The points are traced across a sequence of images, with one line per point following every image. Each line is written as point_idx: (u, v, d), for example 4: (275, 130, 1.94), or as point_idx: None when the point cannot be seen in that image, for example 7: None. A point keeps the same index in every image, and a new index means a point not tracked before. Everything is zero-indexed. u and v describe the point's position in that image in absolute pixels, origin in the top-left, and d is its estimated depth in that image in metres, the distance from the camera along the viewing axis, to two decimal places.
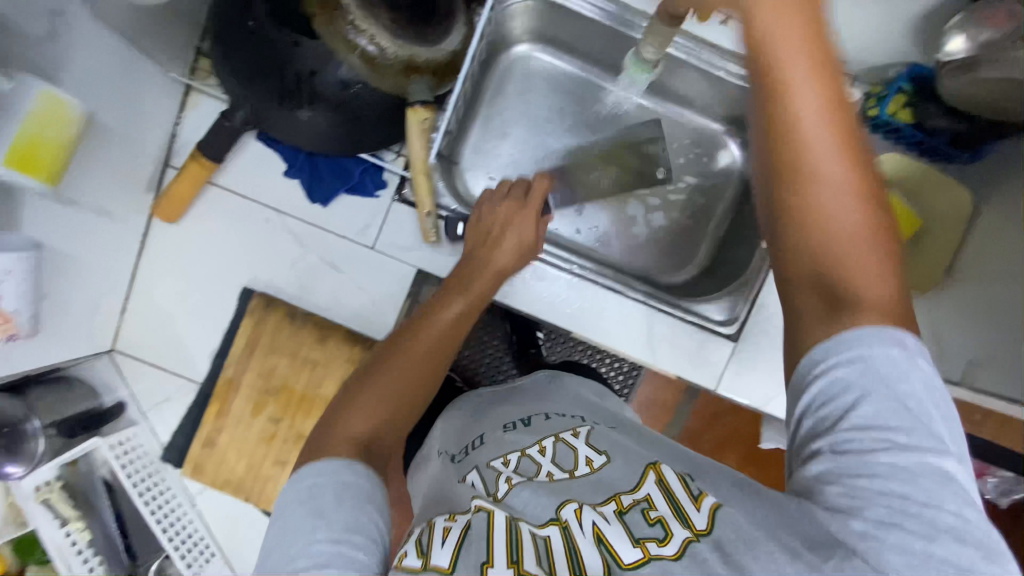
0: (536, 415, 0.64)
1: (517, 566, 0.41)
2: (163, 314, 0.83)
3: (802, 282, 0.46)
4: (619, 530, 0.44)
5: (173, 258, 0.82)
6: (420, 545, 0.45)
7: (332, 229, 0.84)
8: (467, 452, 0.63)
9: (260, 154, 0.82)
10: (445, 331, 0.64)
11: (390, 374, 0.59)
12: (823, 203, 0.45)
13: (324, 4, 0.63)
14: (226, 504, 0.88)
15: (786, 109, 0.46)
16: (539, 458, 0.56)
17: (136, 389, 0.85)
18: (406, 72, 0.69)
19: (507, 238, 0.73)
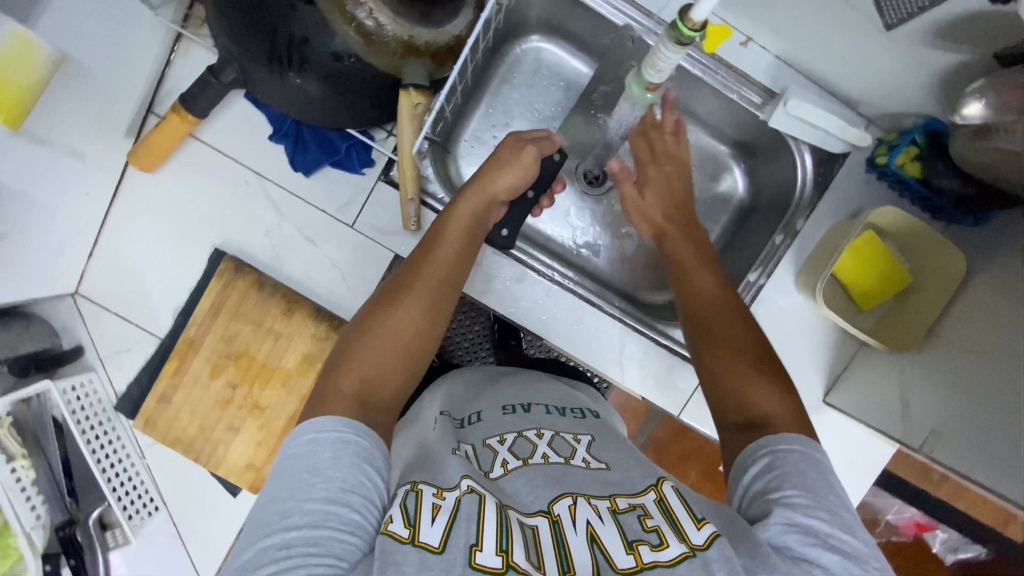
0: (537, 404, 0.70)
1: (505, 555, 0.46)
2: (130, 264, 0.81)
3: (731, 416, 0.58)
4: (611, 533, 0.49)
5: (145, 210, 0.80)
6: (409, 515, 0.48)
7: (312, 201, 0.82)
8: (463, 425, 0.69)
9: (247, 114, 0.81)
10: (444, 270, 0.64)
11: (391, 320, 0.59)
12: (720, 343, 0.62)
13: None
14: (175, 462, 0.87)
15: (686, 272, 0.69)
16: (535, 440, 0.62)
17: (95, 335, 0.83)
18: (404, 53, 0.68)
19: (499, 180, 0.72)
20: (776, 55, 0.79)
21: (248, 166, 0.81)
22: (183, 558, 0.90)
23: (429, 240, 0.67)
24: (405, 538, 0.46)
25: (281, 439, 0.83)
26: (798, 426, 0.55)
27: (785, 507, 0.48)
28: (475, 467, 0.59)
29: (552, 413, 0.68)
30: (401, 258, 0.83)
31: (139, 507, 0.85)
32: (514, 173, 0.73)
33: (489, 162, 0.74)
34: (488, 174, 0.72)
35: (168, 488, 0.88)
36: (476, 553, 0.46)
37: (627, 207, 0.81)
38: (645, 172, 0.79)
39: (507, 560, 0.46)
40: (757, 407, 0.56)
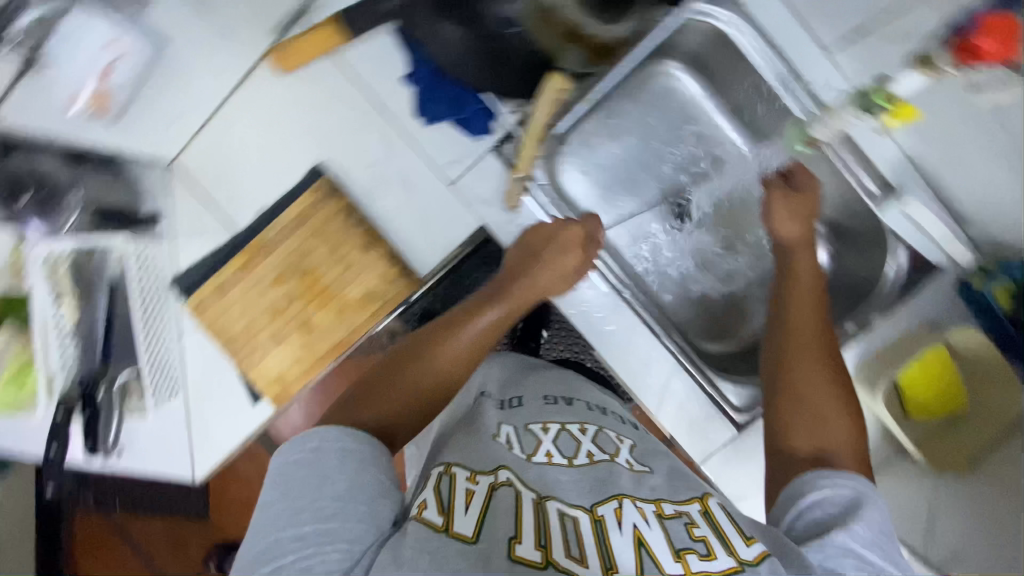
0: (579, 400, 0.71)
1: (544, 550, 0.48)
2: (232, 152, 0.83)
3: (794, 445, 0.60)
4: (658, 538, 0.49)
5: (263, 108, 0.81)
6: (442, 503, 0.51)
7: (421, 151, 0.81)
8: (505, 406, 0.69)
9: (385, 49, 0.79)
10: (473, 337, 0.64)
11: (413, 369, 0.61)
12: (804, 375, 0.64)
13: None
14: (210, 354, 0.85)
15: (786, 300, 0.71)
16: (579, 437, 0.62)
17: (172, 210, 0.83)
18: None
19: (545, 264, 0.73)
20: (906, 153, 0.79)
21: (370, 95, 0.81)
22: (183, 452, 0.87)
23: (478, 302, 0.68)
24: (439, 527, 0.49)
25: (321, 361, 0.84)
26: (858, 466, 0.57)
27: (847, 533, 0.48)
28: (517, 451, 0.60)
29: (594, 410, 0.70)
30: (487, 230, 0.84)
31: (162, 388, 0.84)
32: (568, 260, 0.75)
33: (546, 238, 0.76)
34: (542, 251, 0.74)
35: (195, 378, 0.85)
36: (516, 547, 0.47)
37: (772, 205, 0.76)
38: (798, 188, 0.76)
39: (546, 555, 0.47)
40: (825, 443, 0.59)
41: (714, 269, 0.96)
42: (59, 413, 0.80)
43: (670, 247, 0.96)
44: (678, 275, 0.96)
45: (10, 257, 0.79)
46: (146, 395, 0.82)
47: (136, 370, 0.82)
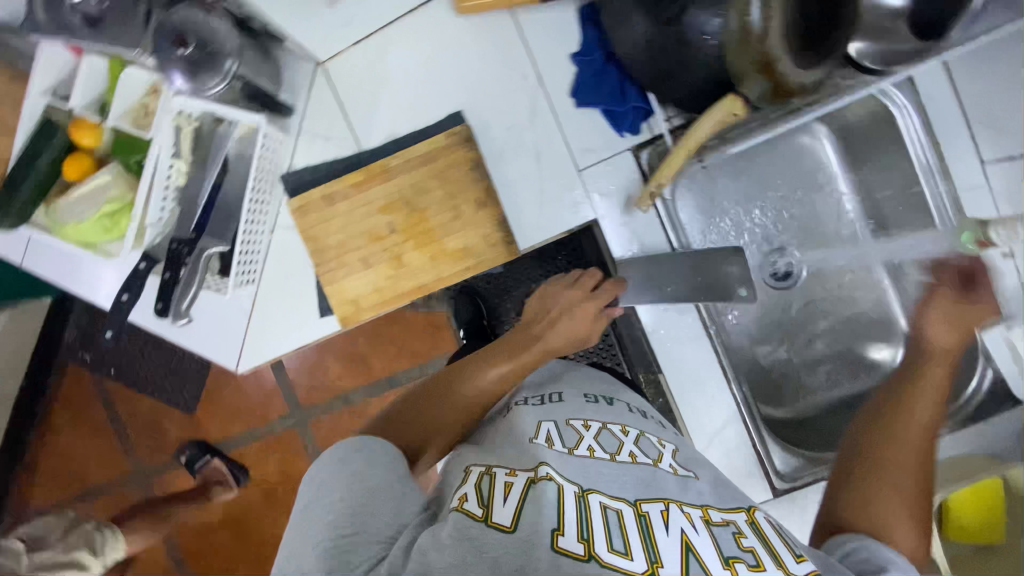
0: (620, 401, 0.67)
1: (587, 543, 0.45)
2: (383, 73, 0.83)
3: (855, 524, 0.54)
4: (706, 543, 0.47)
5: (427, 41, 0.82)
6: (482, 497, 0.50)
7: (563, 130, 0.81)
8: (543, 400, 0.65)
9: (564, 23, 0.80)
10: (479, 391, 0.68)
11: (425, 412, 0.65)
12: (896, 462, 0.57)
13: None
14: (296, 255, 0.86)
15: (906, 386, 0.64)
16: (621, 437, 0.59)
17: (308, 109, 0.84)
18: (759, 68, 0.66)
19: (560, 325, 0.75)
20: None
21: (533, 62, 0.81)
22: (235, 341, 0.88)
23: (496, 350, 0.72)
24: (480, 517, 0.47)
25: (401, 296, 0.84)
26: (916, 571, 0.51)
27: None
28: (557, 445, 0.56)
29: (634, 413, 0.66)
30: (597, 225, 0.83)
31: (244, 274, 0.83)
32: (584, 324, 0.76)
33: (566, 300, 0.77)
34: (562, 314, 0.76)
35: (274, 272, 0.87)
36: (559, 539, 0.45)
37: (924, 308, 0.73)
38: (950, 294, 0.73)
39: (589, 549, 0.45)
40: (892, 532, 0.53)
41: (791, 335, 0.96)
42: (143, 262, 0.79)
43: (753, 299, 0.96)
44: (752, 328, 0.96)
45: (138, 103, 0.80)
46: (232, 281, 0.80)
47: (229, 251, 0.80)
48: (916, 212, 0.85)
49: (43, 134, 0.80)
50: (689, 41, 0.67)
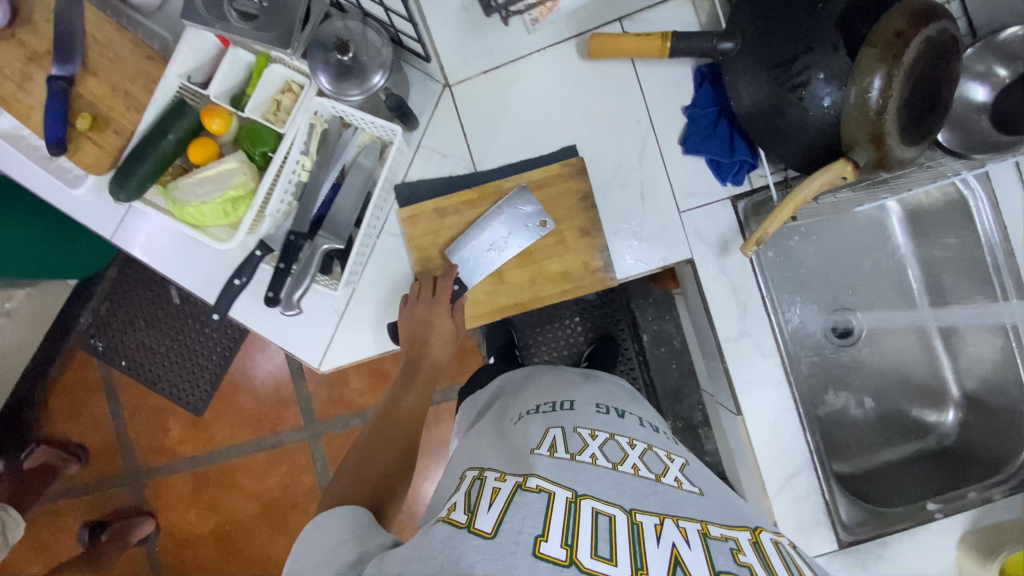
0: (631, 414, 0.75)
1: (569, 549, 0.50)
2: (507, 103, 0.88)
3: None
4: (696, 558, 0.51)
5: (551, 78, 0.88)
6: (471, 505, 0.56)
7: (670, 174, 0.87)
8: (553, 408, 0.73)
9: (679, 79, 0.87)
10: (399, 428, 0.75)
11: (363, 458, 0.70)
12: None
13: (890, 47, 0.66)
14: (398, 261, 0.89)
15: None
16: (627, 449, 0.65)
17: (429, 125, 0.88)
18: (870, 138, 0.70)
19: (434, 338, 0.82)
20: None
21: (649, 110, 0.87)
22: (322, 337, 0.88)
23: (404, 382, 0.80)
24: (462, 523, 0.53)
25: (497, 311, 0.87)
26: None
27: None
28: (563, 450, 0.63)
29: (645, 427, 0.73)
30: (691, 264, 0.88)
31: (353, 274, 0.85)
32: (448, 325, 0.84)
33: (420, 317, 0.82)
34: (422, 328, 0.82)
35: (375, 274, 0.89)
36: (541, 544, 0.50)
37: None
38: None
39: (571, 554, 0.49)
40: None
41: (850, 392, 1.01)
42: (257, 247, 0.82)
43: (815, 351, 1.00)
44: (812, 380, 1.00)
45: (270, 98, 0.83)
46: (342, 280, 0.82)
47: (346, 249, 0.83)
48: (976, 286, 0.92)
49: (174, 112, 0.82)
50: (808, 109, 0.74)
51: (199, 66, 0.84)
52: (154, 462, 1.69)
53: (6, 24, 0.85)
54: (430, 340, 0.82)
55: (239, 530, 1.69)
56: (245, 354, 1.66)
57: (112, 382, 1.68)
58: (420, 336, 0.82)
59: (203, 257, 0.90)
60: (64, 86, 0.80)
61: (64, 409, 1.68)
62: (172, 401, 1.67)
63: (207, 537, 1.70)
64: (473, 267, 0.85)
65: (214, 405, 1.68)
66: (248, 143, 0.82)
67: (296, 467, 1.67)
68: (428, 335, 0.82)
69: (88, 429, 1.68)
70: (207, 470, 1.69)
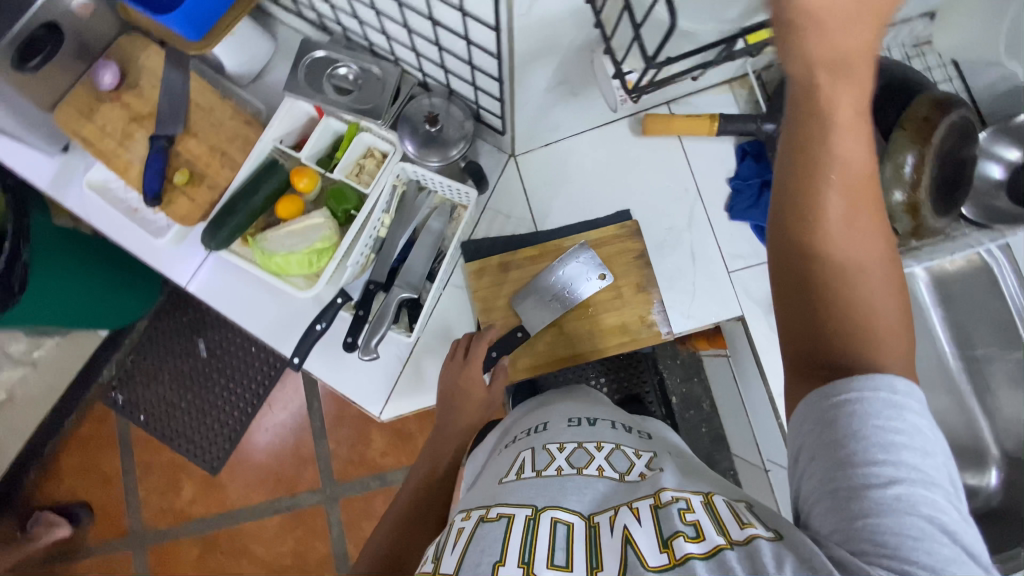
0: (602, 420, 0.74)
1: (526, 567, 0.50)
2: (566, 171, 0.97)
3: (801, 342, 0.50)
4: (647, 534, 0.51)
5: (606, 150, 0.97)
6: (438, 553, 0.57)
7: (718, 238, 0.94)
8: (528, 434, 0.74)
9: (723, 155, 0.97)
10: (415, 502, 0.77)
11: (383, 536, 0.74)
12: (848, 277, 0.47)
13: (917, 130, 0.76)
14: (463, 311, 0.93)
15: (804, 212, 0.47)
16: (593, 454, 0.66)
17: (497, 189, 0.97)
18: (905, 210, 0.78)
19: (466, 402, 0.83)
20: None
21: (696, 180, 0.96)
22: (384, 386, 0.90)
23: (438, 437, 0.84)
24: (429, 572, 0.55)
25: (557, 363, 0.90)
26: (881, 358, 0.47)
27: (841, 465, 0.45)
28: (529, 468, 0.64)
29: (616, 429, 0.73)
30: (741, 321, 0.93)
31: (421, 325, 0.90)
32: (482, 390, 0.84)
33: (450, 379, 0.84)
34: (453, 391, 0.84)
35: (439, 325, 0.92)
36: (498, 569, 0.50)
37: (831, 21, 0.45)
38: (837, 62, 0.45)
39: (528, 571, 0.50)
40: (849, 356, 0.47)
41: None
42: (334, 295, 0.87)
43: None
44: None
45: (354, 163, 0.91)
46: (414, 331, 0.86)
47: (417, 304, 0.88)
48: (1006, 346, 0.97)
49: (267, 171, 0.88)
50: None
51: (291, 130, 0.92)
52: (160, 525, 1.62)
53: (114, 88, 0.92)
54: (463, 404, 0.83)
55: None
56: (268, 410, 1.64)
57: (129, 437, 1.64)
58: (456, 398, 0.83)
59: (273, 306, 0.94)
60: (166, 145, 0.87)
61: (76, 465, 1.63)
62: (188, 458, 1.62)
63: None
64: (537, 315, 0.90)
65: (230, 463, 1.63)
66: (333, 203, 0.87)
67: (310, 531, 1.61)
68: (461, 398, 0.83)
69: (98, 486, 1.63)
70: (216, 534, 1.62)
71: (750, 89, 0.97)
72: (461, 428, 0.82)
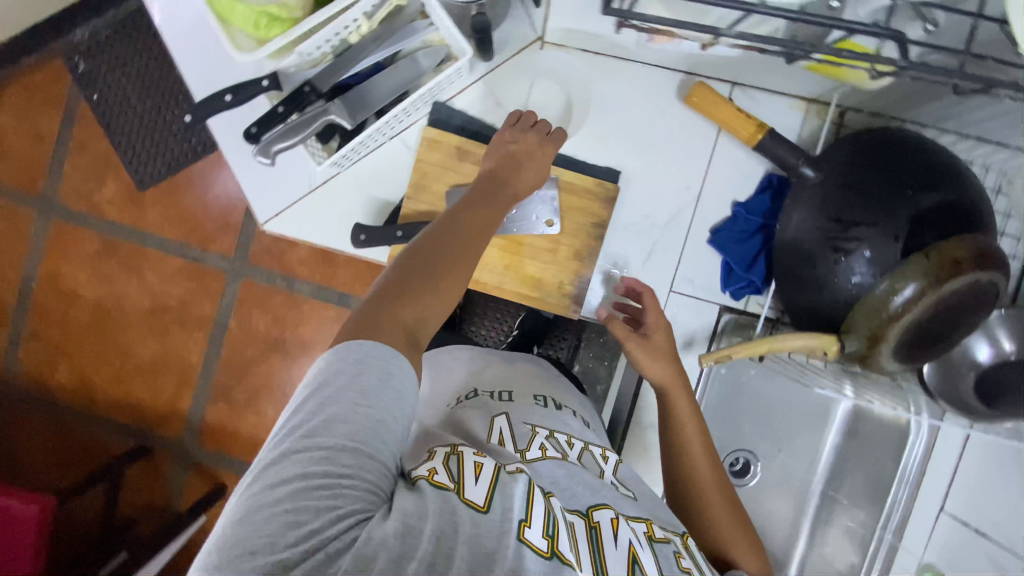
0: (568, 408, 0.80)
1: (550, 540, 0.53)
2: (587, 93, 0.83)
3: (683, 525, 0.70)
4: (649, 560, 0.56)
5: (641, 97, 0.83)
6: (453, 474, 0.56)
7: (685, 252, 0.84)
8: (492, 397, 0.78)
9: (749, 175, 0.83)
10: (459, 242, 0.65)
11: (411, 275, 0.61)
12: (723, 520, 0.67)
13: (940, 264, 0.64)
14: (397, 173, 0.83)
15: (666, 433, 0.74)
16: (565, 446, 0.70)
17: (504, 68, 0.82)
18: (868, 338, 0.69)
19: (528, 169, 0.74)
20: None
21: (704, 182, 0.84)
22: (284, 198, 0.82)
23: (460, 212, 0.67)
24: (450, 487, 0.54)
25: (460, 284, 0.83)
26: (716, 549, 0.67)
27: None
28: (513, 444, 0.67)
29: (581, 421, 0.79)
30: None
31: (345, 161, 0.80)
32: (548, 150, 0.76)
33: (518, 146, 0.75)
34: (522, 154, 0.75)
35: (367, 172, 0.83)
36: (524, 530, 0.52)
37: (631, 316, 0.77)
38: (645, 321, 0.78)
39: (551, 546, 0.52)
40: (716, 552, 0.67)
41: None
42: (268, 77, 0.76)
43: None
44: None
45: None
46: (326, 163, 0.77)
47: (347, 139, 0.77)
48: None
49: None
50: (836, 276, 0.72)
51: None
52: (72, 206, 1.60)
53: None
54: (522, 170, 0.74)
55: (117, 313, 1.65)
56: (216, 162, 1.57)
57: (74, 109, 1.56)
58: (513, 160, 0.74)
59: (215, 54, 0.82)
60: None
61: (15, 106, 1.56)
62: (121, 161, 1.57)
63: (86, 302, 1.65)
64: None
65: (159, 189, 1.58)
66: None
67: (203, 289, 1.62)
68: (523, 163, 0.75)
69: (29, 137, 1.58)
70: (119, 244, 1.62)
71: (822, 123, 0.82)
72: (516, 192, 0.74)
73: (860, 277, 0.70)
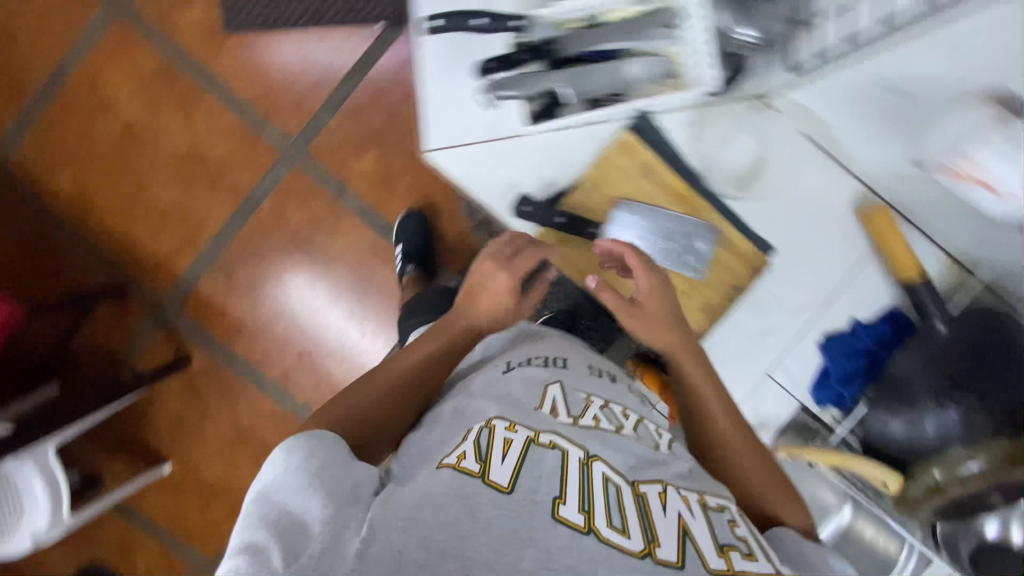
0: (621, 380, 0.77)
1: (586, 515, 0.52)
2: (771, 165, 0.83)
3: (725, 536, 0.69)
4: (701, 528, 0.54)
5: (815, 190, 0.84)
6: (481, 453, 0.58)
7: (791, 343, 0.88)
8: (546, 362, 0.72)
9: (873, 300, 0.85)
10: (407, 373, 0.75)
11: (365, 395, 0.72)
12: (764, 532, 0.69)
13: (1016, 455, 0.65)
14: (577, 158, 0.84)
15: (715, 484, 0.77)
16: (620, 419, 0.66)
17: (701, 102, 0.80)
18: (926, 493, 0.74)
19: (484, 296, 0.79)
20: None
21: (835, 289, 0.86)
22: (464, 135, 0.84)
23: (430, 336, 0.79)
24: (476, 474, 0.56)
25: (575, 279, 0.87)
26: None
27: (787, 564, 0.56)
28: (565, 413, 0.64)
29: (633, 396, 0.75)
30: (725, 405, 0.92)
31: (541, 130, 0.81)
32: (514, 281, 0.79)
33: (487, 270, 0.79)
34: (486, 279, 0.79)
35: (551, 147, 0.84)
36: (559, 507, 0.53)
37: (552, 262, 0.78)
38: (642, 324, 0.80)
39: (589, 522, 0.52)
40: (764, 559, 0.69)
41: None
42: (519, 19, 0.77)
43: None
44: None
45: None
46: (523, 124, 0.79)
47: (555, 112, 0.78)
48: None
49: None
50: (921, 429, 0.74)
51: None
52: (146, 15, 1.48)
53: None
54: (479, 295, 0.80)
55: (145, 142, 1.52)
56: (315, 37, 1.46)
57: None
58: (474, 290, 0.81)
59: None
60: None
61: None
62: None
63: (117, 117, 1.52)
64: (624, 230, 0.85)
65: (244, 39, 1.47)
66: None
67: (244, 158, 1.51)
68: (488, 283, 0.79)
69: None
70: (177, 74, 1.50)
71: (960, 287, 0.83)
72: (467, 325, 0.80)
73: (945, 432, 0.72)
